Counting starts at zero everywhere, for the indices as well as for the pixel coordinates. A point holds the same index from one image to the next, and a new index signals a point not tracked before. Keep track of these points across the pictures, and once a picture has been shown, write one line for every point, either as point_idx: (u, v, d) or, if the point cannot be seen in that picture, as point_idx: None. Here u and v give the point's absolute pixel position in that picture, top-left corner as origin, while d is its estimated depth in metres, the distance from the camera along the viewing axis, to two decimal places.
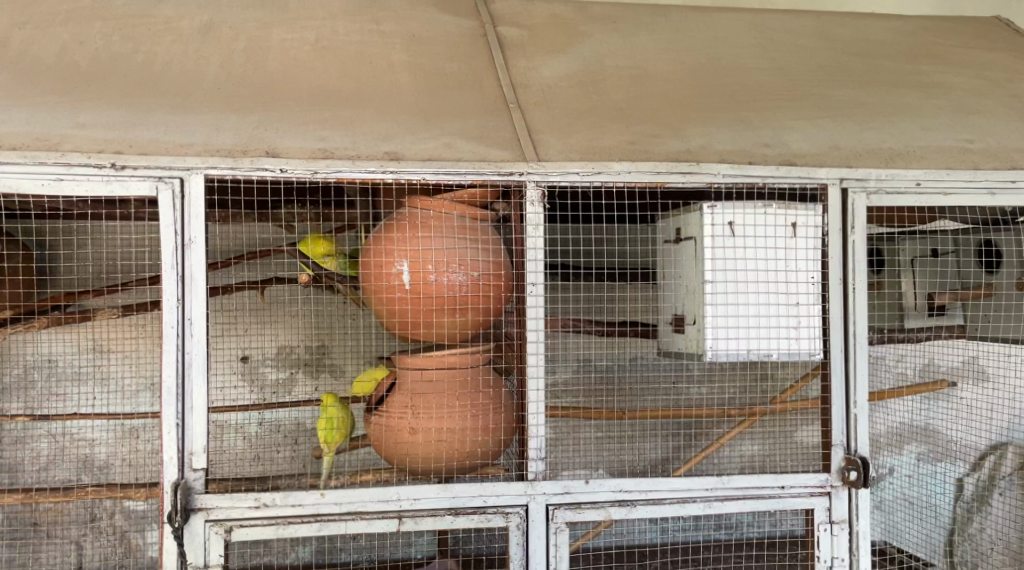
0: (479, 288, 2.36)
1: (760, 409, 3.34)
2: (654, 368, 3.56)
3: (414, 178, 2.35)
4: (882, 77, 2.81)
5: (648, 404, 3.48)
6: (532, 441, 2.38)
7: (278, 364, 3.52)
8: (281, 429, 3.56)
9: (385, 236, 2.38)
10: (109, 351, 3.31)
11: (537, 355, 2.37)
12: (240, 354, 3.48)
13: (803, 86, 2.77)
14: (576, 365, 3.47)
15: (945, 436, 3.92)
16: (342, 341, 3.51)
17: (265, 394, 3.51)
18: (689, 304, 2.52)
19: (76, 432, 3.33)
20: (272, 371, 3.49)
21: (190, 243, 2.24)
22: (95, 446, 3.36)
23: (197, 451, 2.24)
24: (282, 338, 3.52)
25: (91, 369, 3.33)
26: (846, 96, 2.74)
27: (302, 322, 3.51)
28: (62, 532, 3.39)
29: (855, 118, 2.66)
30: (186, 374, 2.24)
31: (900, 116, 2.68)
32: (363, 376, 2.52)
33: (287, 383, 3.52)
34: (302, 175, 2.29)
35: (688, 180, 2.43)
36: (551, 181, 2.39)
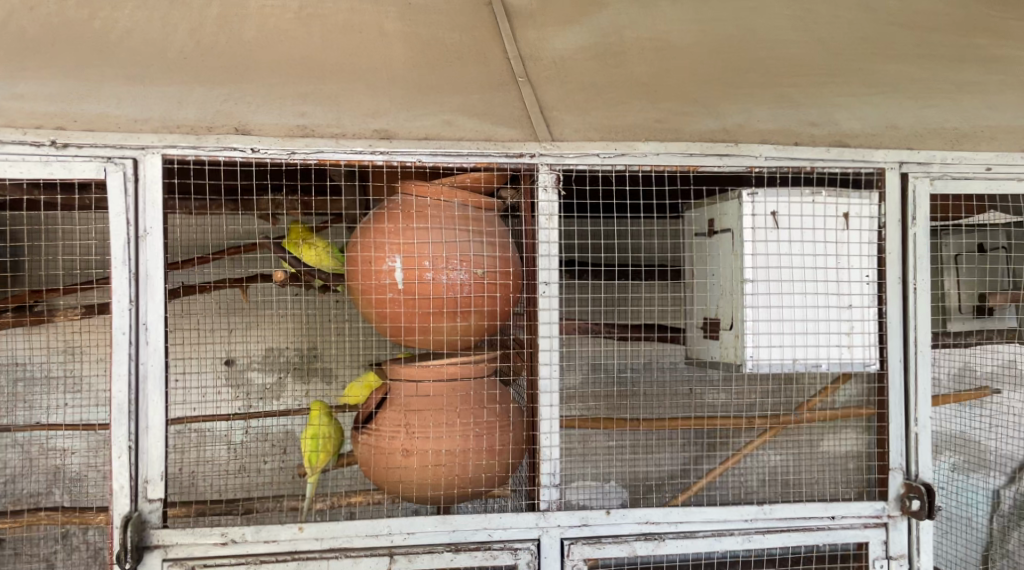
0: (485, 289, 2.03)
1: (787, 418, 3.00)
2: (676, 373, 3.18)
3: (408, 160, 2.02)
4: (937, 48, 2.38)
5: (666, 412, 3.15)
6: (545, 466, 2.05)
7: (265, 367, 3.18)
8: (268, 439, 3.24)
9: (374, 227, 2.05)
10: (86, 352, 2.82)
11: (552, 366, 2.05)
12: (224, 356, 3.16)
13: (849, 61, 2.31)
14: (584, 372, 3.05)
15: (983, 446, 3.53)
16: (329, 343, 3.17)
17: (251, 401, 3.19)
18: (724, 306, 2.19)
19: (45, 440, 2.82)
20: (258, 376, 3.17)
21: (145, 235, 1.91)
22: (68, 457, 2.83)
23: (153, 479, 1.92)
24: (268, 339, 3.18)
25: (64, 373, 2.82)
26: (899, 69, 2.31)
27: (290, 324, 3.17)
28: (30, 550, 2.94)
29: (912, 95, 2.27)
30: (140, 389, 1.92)
31: (962, 93, 2.30)
32: (354, 384, 2.19)
33: (276, 388, 3.19)
34: (277, 155, 1.97)
35: (725, 163, 2.10)
36: (567, 164, 2.06)
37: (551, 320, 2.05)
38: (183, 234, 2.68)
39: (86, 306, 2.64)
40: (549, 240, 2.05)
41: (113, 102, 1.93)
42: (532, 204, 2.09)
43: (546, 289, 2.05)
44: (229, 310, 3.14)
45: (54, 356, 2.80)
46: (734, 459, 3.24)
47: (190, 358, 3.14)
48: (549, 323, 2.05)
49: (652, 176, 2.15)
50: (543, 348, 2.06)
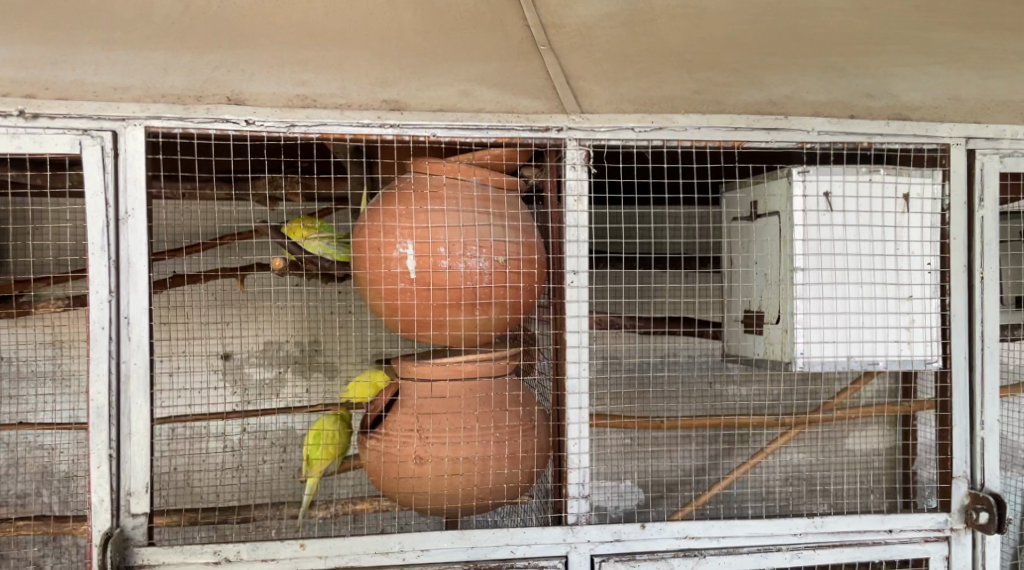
0: (507, 278, 1.82)
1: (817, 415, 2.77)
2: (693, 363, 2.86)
3: (421, 135, 1.81)
4: None
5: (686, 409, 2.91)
6: (573, 475, 1.85)
7: (263, 362, 2.98)
8: (269, 437, 3.04)
9: (383, 208, 1.84)
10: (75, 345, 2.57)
11: (581, 364, 1.84)
12: (220, 350, 2.96)
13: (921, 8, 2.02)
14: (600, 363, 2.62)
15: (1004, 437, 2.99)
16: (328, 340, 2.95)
17: (249, 398, 2.98)
18: (771, 298, 1.97)
19: (33, 439, 2.58)
20: (256, 371, 2.96)
21: (127, 218, 1.70)
22: (56, 457, 2.59)
23: (137, 491, 1.72)
24: (267, 333, 2.97)
25: (53, 368, 2.57)
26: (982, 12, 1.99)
27: (290, 316, 2.96)
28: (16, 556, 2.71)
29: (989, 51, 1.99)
30: (122, 390, 1.71)
31: None
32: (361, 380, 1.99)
33: (276, 383, 2.98)
34: (275, 128, 1.76)
35: (773, 138, 1.89)
36: (597, 139, 1.86)
37: (580, 313, 1.84)
38: (168, 219, 2.44)
39: (71, 298, 2.39)
40: (579, 224, 1.84)
41: (90, 68, 1.71)
42: (558, 184, 1.88)
43: (574, 279, 1.84)
44: (225, 302, 2.93)
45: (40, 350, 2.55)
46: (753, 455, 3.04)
47: (184, 354, 2.93)
48: (578, 317, 1.84)
49: (690, 153, 1.94)
50: (570, 345, 1.85)
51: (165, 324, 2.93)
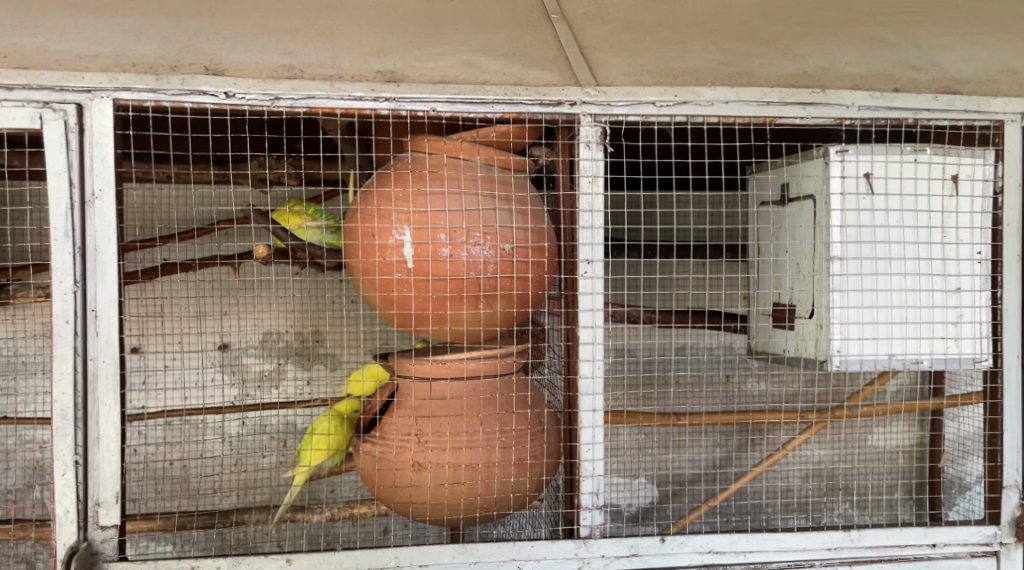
0: (514, 268, 1.66)
1: (843, 409, 2.59)
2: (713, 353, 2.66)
3: (418, 110, 1.63)
4: None
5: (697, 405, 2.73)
6: (586, 484, 1.69)
7: (263, 354, 2.83)
8: (268, 431, 2.89)
9: (378, 191, 1.67)
10: None
11: (595, 362, 1.68)
12: (218, 341, 2.81)
13: None
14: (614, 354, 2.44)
15: None
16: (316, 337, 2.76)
17: (249, 390, 2.84)
18: (804, 289, 1.80)
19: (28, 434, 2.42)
20: (255, 364, 2.82)
21: (94, 199, 1.54)
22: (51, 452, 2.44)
23: (106, 501, 1.57)
24: (266, 321, 2.83)
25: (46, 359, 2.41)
26: None
27: (287, 303, 2.83)
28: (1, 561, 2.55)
29: None
30: (88, 389, 1.55)
31: None
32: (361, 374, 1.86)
33: (276, 376, 2.83)
34: (256, 102, 1.58)
35: (809, 114, 1.70)
36: (614, 114, 1.66)
37: (594, 307, 1.67)
38: (159, 205, 2.29)
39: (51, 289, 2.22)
40: (594, 209, 1.67)
41: (56, 36, 1.55)
42: (571, 165, 1.71)
43: (587, 269, 1.67)
44: (223, 292, 2.78)
45: (25, 343, 2.40)
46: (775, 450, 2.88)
47: (180, 344, 2.78)
48: (593, 311, 1.67)
49: (717, 130, 1.76)
50: (582, 342, 1.68)
51: (155, 314, 2.78)
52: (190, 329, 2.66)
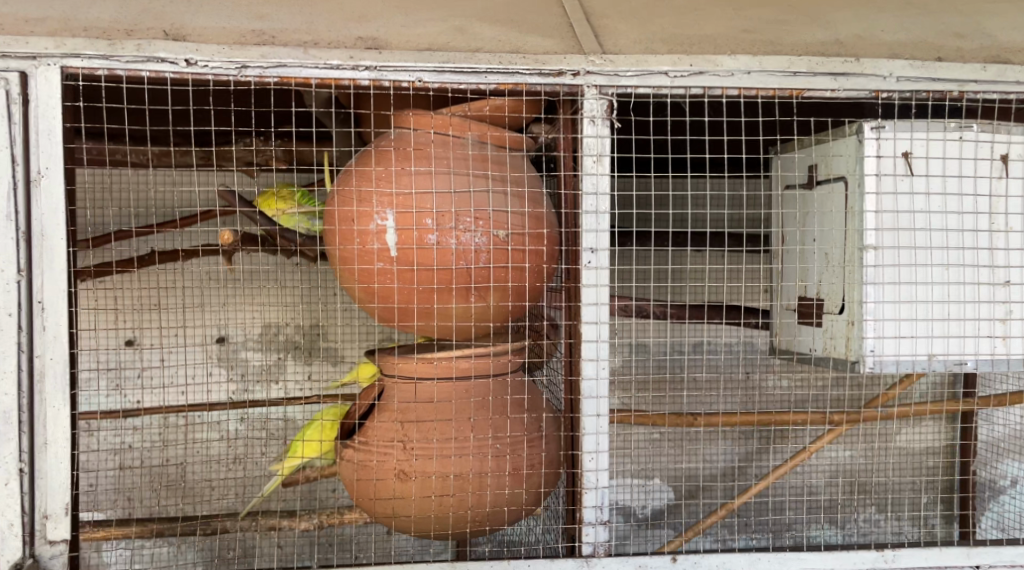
0: (509, 257, 1.49)
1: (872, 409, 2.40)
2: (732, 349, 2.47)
3: (402, 80, 1.45)
4: None
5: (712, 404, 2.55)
6: (589, 497, 1.51)
7: (263, 346, 2.70)
8: (265, 427, 2.75)
9: (359, 171, 1.51)
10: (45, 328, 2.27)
11: (600, 362, 1.51)
12: (216, 333, 2.69)
13: None
14: (625, 348, 2.28)
15: None
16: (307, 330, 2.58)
17: (248, 385, 2.69)
18: (831, 281, 1.62)
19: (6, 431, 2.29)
20: (253, 355, 2.69)
21: (39, 179, 1.39)
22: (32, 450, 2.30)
23: (54, 513, 1.42)
24: (265, 314, 2.68)
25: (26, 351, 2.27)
26: None
27: (293, 296, 2.66)
28: None
29: None
30: (34, 389, 1.41)
31: None
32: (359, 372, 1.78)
33: (275, 370, 2.70)
34: (221, 71, 1.41)
35: (843, 86, 1.51)
36: (622, 86, 1.48)
37: (599, 300, 1.50)
38: (150, 193, 2.15)
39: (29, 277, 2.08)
40: (600, 191, 1.50)
41: None
42: (573, 143, 1.53)
43: (590, 259, 1.50)
44: (219, 282, 2.63)
45: None
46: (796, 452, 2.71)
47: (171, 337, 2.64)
48: (597, 305, 1.50)
49: (738, 105, 1.57)
50: (584, 339, 1.51)
51: (142, 304, 2.64)
52: (177, 322, 2.52)
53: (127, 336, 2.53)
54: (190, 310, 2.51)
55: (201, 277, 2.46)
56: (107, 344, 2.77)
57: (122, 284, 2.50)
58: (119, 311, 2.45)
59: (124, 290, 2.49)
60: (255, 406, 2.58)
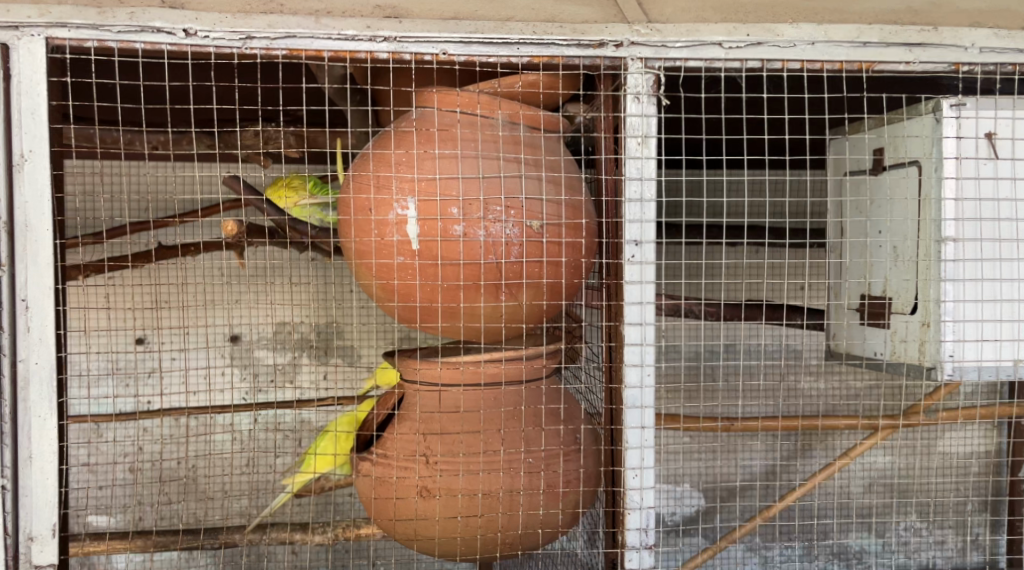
0: (543, 251, 1.33)
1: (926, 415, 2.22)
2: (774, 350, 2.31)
3: (425, 53, 1.30)
4: None
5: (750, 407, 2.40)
6: (632, 518, 1.36)
7: (276, 346, 2.60)
8: (277, 430, 2.61)
9: (376, 155, 1.36)
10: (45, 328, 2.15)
11: (645, 368, 1.35)
12: (228, 332, 2.57)
13: None
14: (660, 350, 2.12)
15: None
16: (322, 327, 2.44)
17: (260, 384, 2.58)
18: (900, 277, 1.46)
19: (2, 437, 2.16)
20: (267, 355, 2.58)
21: (22, 162, 1.25)
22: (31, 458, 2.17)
23: (40, 535, 1.28)
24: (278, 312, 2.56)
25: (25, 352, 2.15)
26: None
27: (306, 293, 2.51)
28: None
29: None
30: (17, 397, 1.26)
31: None
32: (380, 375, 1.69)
33: (289, 369, 2.56)
34: (223, 42, 1.27)
35: (919, 59, 1.34)
36: (670, 59, 1.32)
37: (643, 299, 1.35)
38: (157, 184, 2.03)
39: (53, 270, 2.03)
40: (645, 176, 1.34)
41: None
42: (614, 123, 1.37)
43: (633, 253, 1.34)
44: (229, 278, 2.50)
45: None
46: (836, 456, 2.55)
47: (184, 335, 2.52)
48: (641, 304, 1.35)
49: (798, 81, 1.41)
50: (626, 342, 1.36)
51: (152, 299, 2.51)
52: (186, 319, 2.39)
53: (135, 335, 2.40)
54: (200, 307, 2.38)
55: (212, 273, 2.33)
56: (115, 341, 2.65)
57: (131, 279, 2.37)
58: (127, 309, 2.34)
59: (132, 285, 2.37)
60: (267, 409, 2.44)
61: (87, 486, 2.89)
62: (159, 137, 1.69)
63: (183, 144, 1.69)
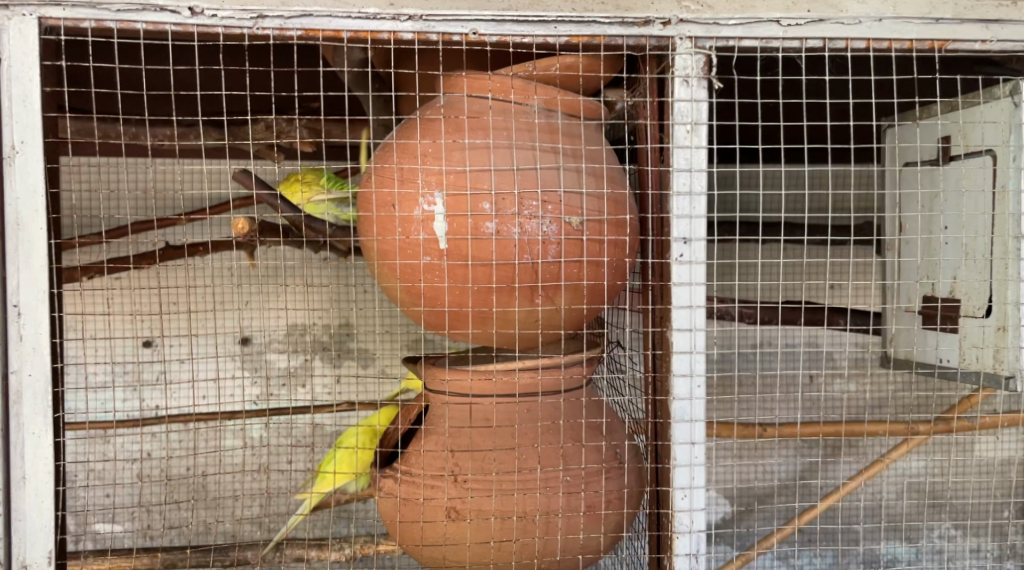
0: (584, 250, 1.22)
1: (974, 419, 2.10)
2: (811, 350, 2.19)
3: (454, 32, 1.18)
4: None
5: (783, 411, 2.29)
6: (682, 543, 1.24)
7: (289, 347, 2.49)
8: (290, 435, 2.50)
9: (400, 146, 1.25)
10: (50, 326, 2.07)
11: (695, 378, 1.24)
12: (239, 334, 2.47)
13: None
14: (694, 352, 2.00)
15: None
16: (337, 329, 2.33)
17: (272, 387, 2.47)
18: (970, 277, 1.33)
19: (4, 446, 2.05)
20: (280, 358, 2.48)
21: (13, 155, 1.14)
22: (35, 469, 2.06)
23: (34, 563, 1.17)
24: (291, 313, 2.45)
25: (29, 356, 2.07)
26: None
27: (319, 293, 2.41)
28: None
29: None
30: (8, 412, 1.15)
31: None
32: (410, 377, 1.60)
33: (302, 373, 2.46)
34: (232, 22, 1.15)
35: (997, 36, 1.22)
36: (723, 37, 1.20)
37: (692, 303, 1.23)
38: (165, 179, 1.92)
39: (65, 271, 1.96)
40: (695, 168, 1.22)
41: None
42: (659, 109, 1.25)
43: (682, 252, 1.22)
44: (240, 279, 2.39)
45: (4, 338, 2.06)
46: (873, 462, 2.43)
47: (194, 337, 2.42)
48: (690, 307, 1.23)
49: (860, 62, 1.29)
50: (673, 350, 1.24)
51: (160, 301, 2.42)
52: (196, 322, 2.29)
53: (143, 339, 2.30)
54: (209, 310, 2.28)
55: (222, 274, 2.23)
56: (123, 344, 2.55)
57: (138, 280, 2.28)
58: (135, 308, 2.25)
59: (140, 287, 2.27)
60: (280, 414, 2.33)
61: (95, 493, 2.80)
62: (165, 129, 1.58)
63: (190, 137, 1.58)
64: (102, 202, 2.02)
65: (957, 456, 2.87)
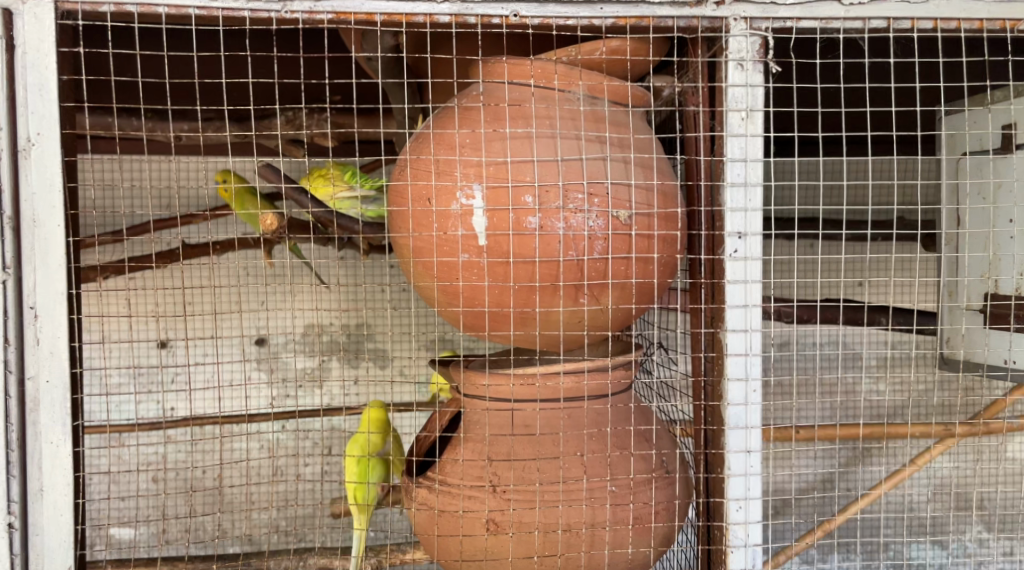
0: (632, 246, 1.14)
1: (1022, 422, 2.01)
2: (849, 349, 2.10)
3: (493, 15, 1.11)
4: None
5: (816, 412, 2.22)
6: (736, 558, 1.17)
7: (307, 347, 2.42)
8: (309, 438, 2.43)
9: (436, 136, 1.18)
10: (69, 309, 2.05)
11: (750, 383, 1.17)
12: (258, 334, 2.40)
13: None
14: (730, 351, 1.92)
15: None
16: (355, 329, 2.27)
17: (290, 389, 2.40)
18: None
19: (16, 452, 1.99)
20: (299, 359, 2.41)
21: (28, 147, 1.07)
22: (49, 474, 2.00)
23: None
24: (310, 312, 2.38)
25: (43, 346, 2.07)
26: None
27: (338, 292, 2.34)
28: None
29: None
30: (24, 420, 1.09)
31: None
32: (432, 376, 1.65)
33: (321, 374, 2.39)
34: (259, 5, 1.08)
35: None
36: (780, 18, 1.13)
37: (747, 302, 1.16)
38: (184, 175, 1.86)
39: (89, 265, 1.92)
40: (750, 158, 1.15)
41: None
42: (711, 95, 1.18)
43: (736, 247, 1.15)
44: (258, 277, 2.33)
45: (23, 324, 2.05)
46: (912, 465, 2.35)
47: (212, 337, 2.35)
48: (744, 307, 1.16)
49: (923, 44, 1.21)
50: (725, 352, 1.17)
51: (177, 301, 2.37)
52: (213, 324, 2.24)
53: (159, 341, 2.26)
54: (226, 312, 2.22)
55: (239, 275, 2.17)
56: (140, 345, 2.51)
57: (155, 279, 2.23)
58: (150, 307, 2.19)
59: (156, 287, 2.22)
60: (299, 417, 2.26)
61: (110, 498, 2.73)
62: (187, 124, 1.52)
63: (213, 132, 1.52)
64: (119, 200, 1.97)
65: (993, 458, 2.78)
